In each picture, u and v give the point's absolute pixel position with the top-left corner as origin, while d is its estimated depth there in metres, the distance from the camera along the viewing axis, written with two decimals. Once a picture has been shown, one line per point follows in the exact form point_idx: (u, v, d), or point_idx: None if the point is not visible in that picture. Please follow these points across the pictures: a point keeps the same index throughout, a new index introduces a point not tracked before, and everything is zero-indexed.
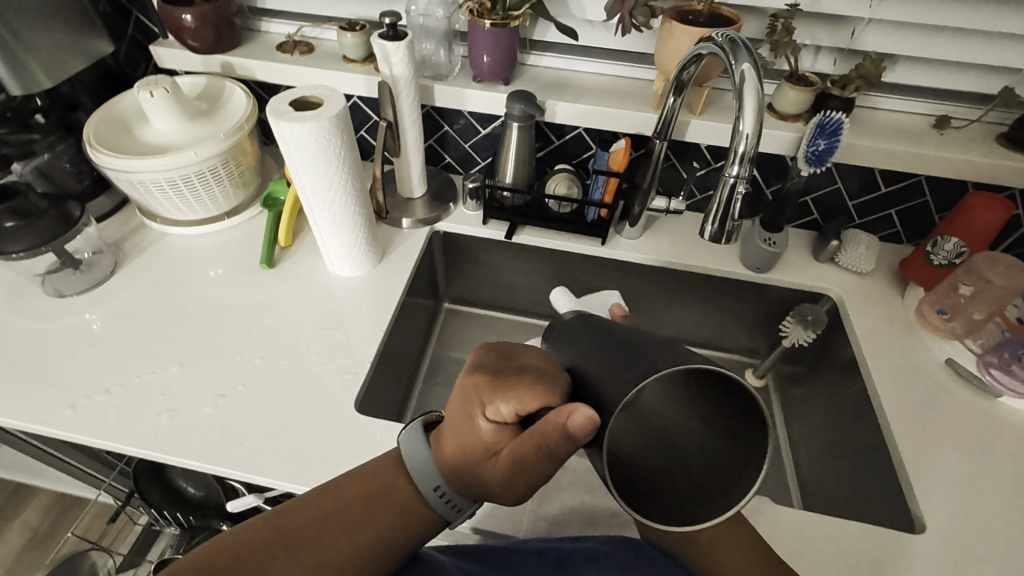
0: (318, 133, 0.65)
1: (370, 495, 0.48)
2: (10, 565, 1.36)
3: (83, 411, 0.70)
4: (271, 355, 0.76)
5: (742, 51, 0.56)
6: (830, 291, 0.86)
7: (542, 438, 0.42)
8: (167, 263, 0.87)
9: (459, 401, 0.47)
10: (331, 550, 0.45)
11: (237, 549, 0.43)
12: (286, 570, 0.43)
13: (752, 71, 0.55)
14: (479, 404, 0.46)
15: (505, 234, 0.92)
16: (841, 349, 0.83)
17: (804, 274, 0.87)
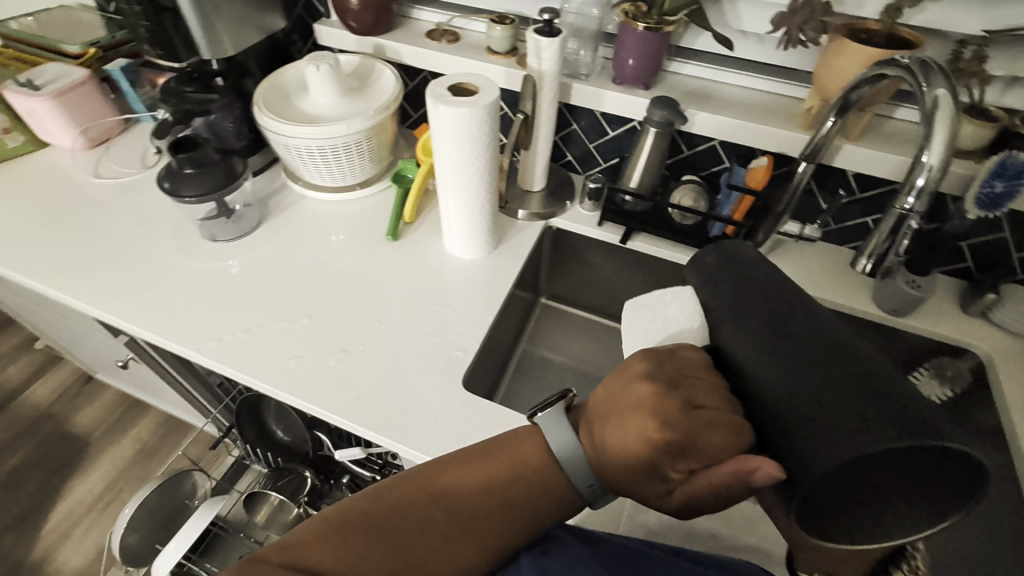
0: (471, 119, 0.68)
1: (518, 473, 0.50)
2: (122, 470, 1.54)
3: (225, 345, 0.77)
4: (389, 323, 0.80)
5: (937, 75, 0.52)
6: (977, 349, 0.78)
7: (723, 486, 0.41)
8: (304, 222, 0.95)
9: (632, 436, 0.45)
10: (480, 518, 0.48)
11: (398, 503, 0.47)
12: (440, 528, 0.47)
13: (949, 98, 0.50)
14: (651, 444, 0.44)
15: (620, 238, 0.91)
16: (981, 414, 0.75)
17: (947, 325, 0.80)
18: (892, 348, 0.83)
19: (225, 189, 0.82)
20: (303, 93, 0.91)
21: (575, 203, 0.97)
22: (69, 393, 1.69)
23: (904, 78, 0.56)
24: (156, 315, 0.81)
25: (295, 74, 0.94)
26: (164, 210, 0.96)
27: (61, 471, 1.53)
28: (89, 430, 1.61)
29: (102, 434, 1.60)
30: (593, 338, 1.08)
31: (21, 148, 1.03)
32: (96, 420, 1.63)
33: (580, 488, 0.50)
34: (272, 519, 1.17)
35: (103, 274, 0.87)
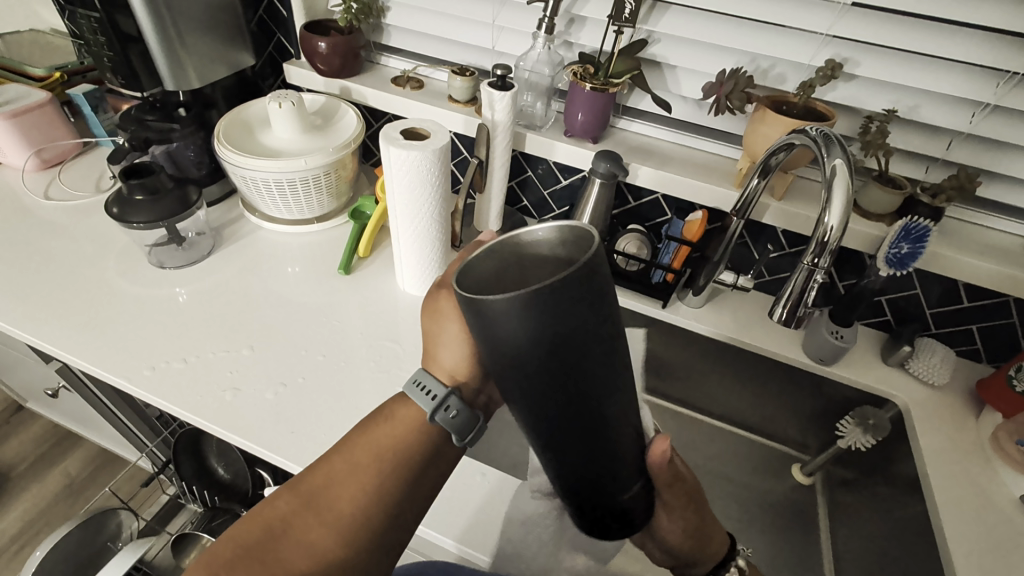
0: (420, 161, 0.71)
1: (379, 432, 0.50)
2: (43, 508, 1.43)
3: (160, 374, 0.76)
4: (333, 356, 0.80)
5: (836, 146, 0.58)
6: (896, 398, 0.82)
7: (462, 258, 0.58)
8: (255, 254, 0.94)
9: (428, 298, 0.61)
10: (357, 491, 0.47)
11: (268, 518, 0.46)
12: (315, 521, 0.46)
13: (845, 167, 0.56)
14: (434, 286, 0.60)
15: None
16: (902, 461, 0.79)
17: (870, 376, 0.85)
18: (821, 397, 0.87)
19: (175, 217, 0.82)
20: (266, 128, 0.93)
21: None
22: None
23: (812, 147, 0.62)
24: (91, 340, 0.79)
25: (260, 109, 0.96)
26: (114, 233, 0.95)
27: None
28: (11, 463, 1.50)
29: (26, 468, 1.50)
30: None
31: None
32: (21, 452, 1.53)
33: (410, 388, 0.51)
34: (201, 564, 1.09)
35: (41, 297, 0.84)
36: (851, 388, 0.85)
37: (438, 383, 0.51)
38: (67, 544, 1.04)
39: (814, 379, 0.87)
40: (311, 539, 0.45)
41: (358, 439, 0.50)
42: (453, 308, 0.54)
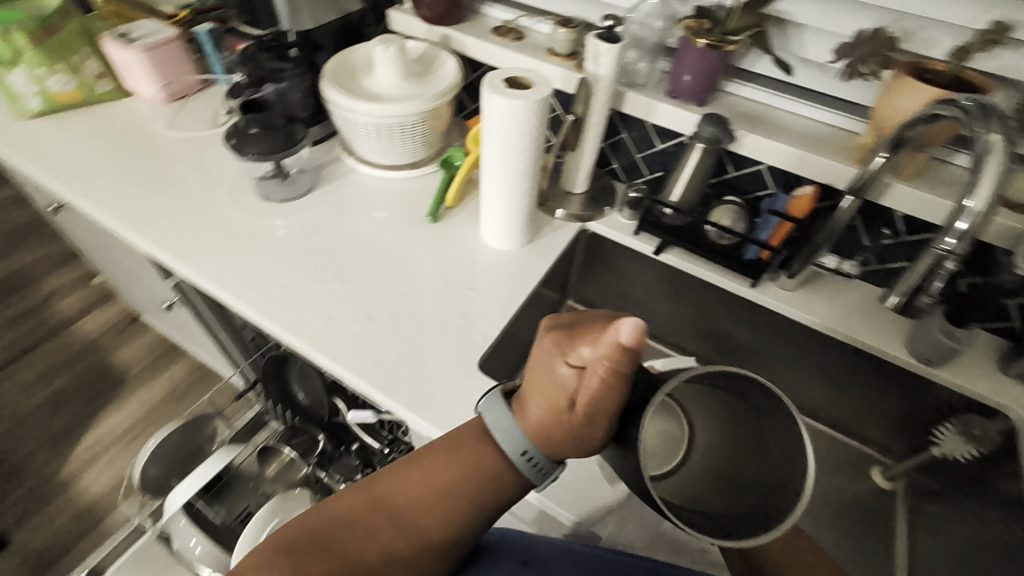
0: (519, 111, 0.70)
1: (468, 473, 0.51)
2: (151, 408, 1.62)
3: (264, 297, 0.82)
4: (416, 299, 0.83)
5: (994, 120, 0.51)
6: (1011, 412, 0.75)
7: (611, 360, 0.44)
8: (350, 195, 0.99)
9: (542, 357, 0.51)
10: (413, 522, 0.51)
11: (331, 520, 0.51)
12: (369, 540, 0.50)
13: (1002, 144, 0.50)
14: (551, 353, 0.50)
15: (653, 249, 0.93)
16: (1007, 479, 0.72)
17: (982, 384, 0.77)
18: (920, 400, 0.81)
19: (283, 154, 0.87)
20: (369, 72, 0.95)
21: (613, 210, 0.98)
22: (115, 328, 1.80)
23: (961, 121, 0.55)
24: (206, 261, 0.87)
25: (364, 53, 0.98)
26: (227, 165, 1.03)
27: (98, 399, 1.63)
28: (128, 365, 1.71)
29: (139, 371, 1.70)
30: None
31: (110, 94, 1.12)
32: (135, 358, 1.73)
33: (515, 456, 0.50)
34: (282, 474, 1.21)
35: (166, 218, 0.93)
36: (957, 394, 0.78)
37: (549, 459, 0.50)
38: (172, 440, 1.17)
39: (915, 380, 0.80)
40: (360, 552, 0.50)
41: (424, 466, 0.52)
42: (567, 377, 0.47)
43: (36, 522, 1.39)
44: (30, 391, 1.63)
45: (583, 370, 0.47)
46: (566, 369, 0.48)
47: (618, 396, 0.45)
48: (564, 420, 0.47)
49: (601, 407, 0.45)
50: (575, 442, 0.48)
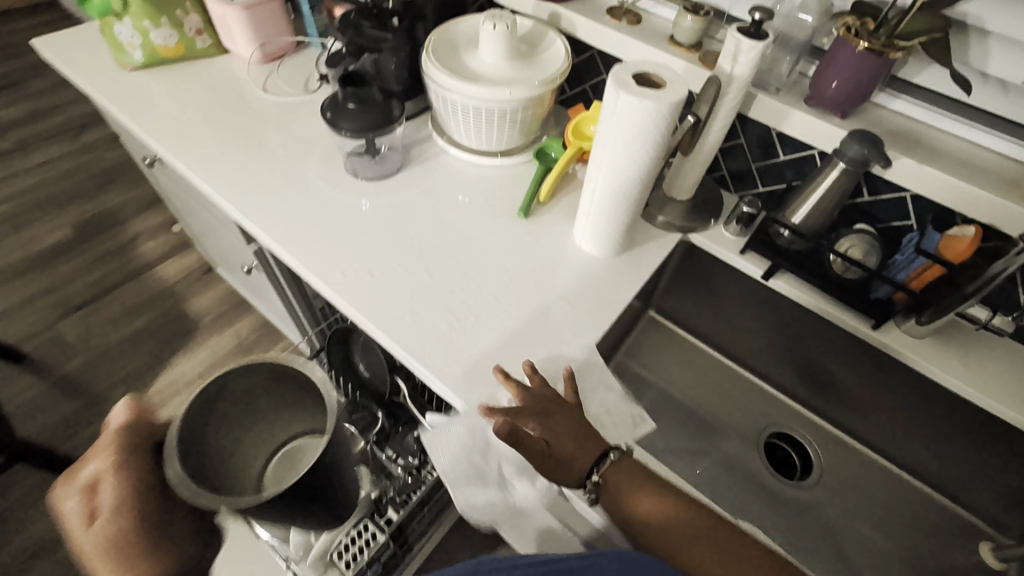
0: (649, 116, 0.61)
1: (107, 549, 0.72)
2: (220, 359, 1.70)
3: (349, 282, 0.80)
4: (503, 302, 0.79)
5: None
6: None
7: (137, 431, 0.78)
8: (438, 178, 0.94)
9: (76, 499, 0.74)
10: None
11: None
12: None
13: None
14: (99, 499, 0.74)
15: (761, 273, 0.85)
16: None
17: None
18: None
19: (378, 132, 0.83)
20: (473, 49, 0.89)
21: (719, 223, 0.91)
22: (190, 276, 1.87)
23: None
24: (293, 236, 0.85)
25: (466, 27, 0.92)
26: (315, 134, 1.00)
27: (172, 344, 1.72)
28: (200, 314, 1.79)
29: (210, 321, 1.77)
30: (696, 369, 1.03)
31: (208, 50, 1.10)
32: (208, 307, 1.81)
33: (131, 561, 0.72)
34: None
35: (254, 187, 0.92)
36: None
37: None
38: None
39: None
40: None
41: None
42: (109, 489, 0.74)
43: None
44: (113, 328, 1.74)
45: (94, 478, 0.75)
46: (93, 531, 0.72)
47: (118, 519, 0.72)
48: (117, 544, 0.72)
49: (126, 499, 0.73)
50: (147, 563, 0.73)
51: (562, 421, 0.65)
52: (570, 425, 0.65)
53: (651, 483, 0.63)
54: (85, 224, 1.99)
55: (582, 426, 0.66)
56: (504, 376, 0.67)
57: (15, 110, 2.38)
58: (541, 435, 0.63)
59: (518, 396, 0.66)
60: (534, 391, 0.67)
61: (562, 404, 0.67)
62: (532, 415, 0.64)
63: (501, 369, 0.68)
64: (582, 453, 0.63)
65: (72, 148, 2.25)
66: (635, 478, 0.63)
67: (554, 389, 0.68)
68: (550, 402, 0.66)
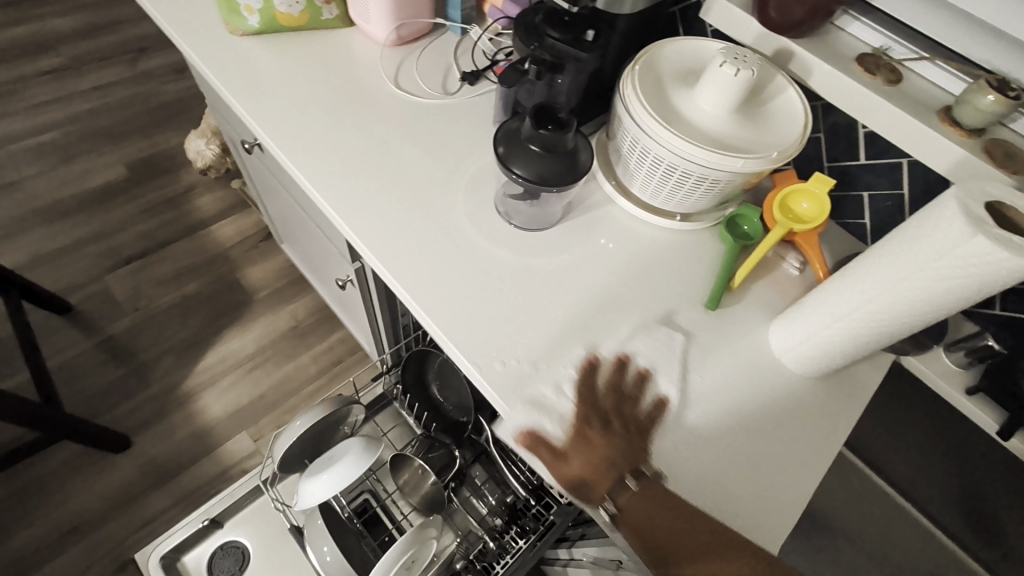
0: (1012, 276, 0.44)
1: None
2: (275, 339, 1.58)
3: (511, 375, 0.65)
4: (692, 430, 0.64)
5: None
6: None
7: None
8: (602, 236, 0.78)
9: None
10: None
11: None
12: None
13: None
14: None
15: (997, 429, 0.69)
16: None
17: None
18: None
19: (559, 185, 0.66)
20: (686, 89, 0.71)
21: (940, 345, 0.74)
22: (247, 242, 1.73)
23: None
24: (436, 296, 0.70)
25: (675, 56, 0.73)
26: (456, 149, 0.82)
27: (224, 317, 1.60)
28: (256, 287, 1.66)
29: (266, 296, 1.65)
30: None
31: (330, 22, 0.92)
32: (263, 280, 1.67)
33: None
34: (414, 488, 1.12)
35: (384, 214, 0.75)
36: None
37: None
38: (316, 425, 1.08)
39: None
40: None
41: None
42: None
43: (159, 431, 1.43)
44: (163, 291, 1.62)
45: None
46: None
47: None
48: None
49: None
50: None
51: (608, 443, 0.61)
52: (615, 453, 0.60)
53: (682, 511, 0.57)
54: (139, 165, 1.84)
55: (628, 451, 0.61)
56: (583, 375, 0.65)
57: (70, 20, 2.18)
58: (569, 442, 0.60)
59: (577, 405, 0.63)
60: (597, 400, 0.64)
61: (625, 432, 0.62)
62: (575, 420, 0.62)
63: (588, 358, 0.66)
64: (603, 485, 0.59)
65: (128, 74, 2.06)
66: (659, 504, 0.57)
67: (620, 404, 0.64)
68: (602, 410, 0.63)
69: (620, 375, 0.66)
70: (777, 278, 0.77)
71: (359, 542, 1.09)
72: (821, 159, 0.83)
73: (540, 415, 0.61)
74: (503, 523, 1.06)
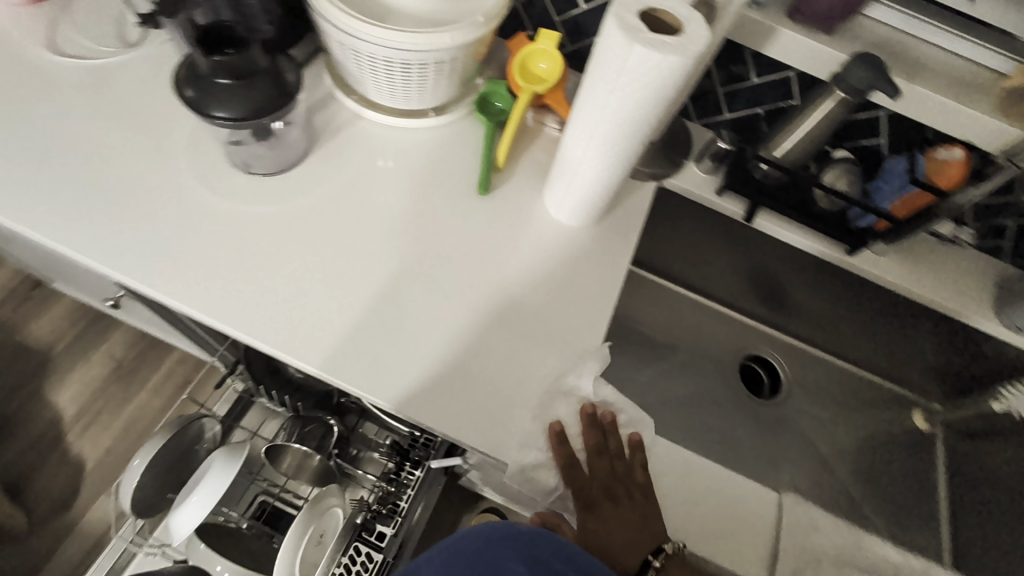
0: (672, 76, 0.48)
1: None
2: (98, 389, 1.37)
3: (298, 330, 0.61)
4: (491, 309, 0.66)
5: None
6: None
7: None
8: (366, 156, 0.73)
9: None
10: None
11: None
12: None
13: None
14: None
15: (743, 214, 0.80)
16: None
17: None
18: (976, 353, 0.84)
19: (273, 113, 0.59)
20: None
21: (691, 160, 0.82)
22: (13, 296, 1.43)
23: None
24: (187, 283, 0.62)
25: None
26: (162, 110, 0.70)
27: (22, 388, 1.35)
28: (47, 342, 1.40)
29: (65, 347, 1.40)
30: (675, 313, 0.98)
31: None
32: (54, 330, 1.41)
33: None
34: (300, 468, 1.05)
35: (94, 211, 0.64)
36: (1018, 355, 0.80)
37: None
38: (161, 457, 0.97)
39: (981, 339, 0.82)
40: None
41: None
42: None
43: None
44: None
45: None
46: None
47: None
48: None
49: None
50: None
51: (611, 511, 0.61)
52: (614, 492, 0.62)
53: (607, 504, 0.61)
54: None
55: (618, 524, 0.60)
56: (585, 433, 0.61)
57: None
58: (591, 476, 0.61)
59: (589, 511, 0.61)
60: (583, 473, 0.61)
61: (620, 484, 0.62)
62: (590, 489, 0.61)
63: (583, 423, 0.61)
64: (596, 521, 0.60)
65: None
66: (602, 535, 0.59)
67: (613, 455, 0.62)
68: (596, 480, 0.61)
69: (594, 429, 0.62)
70: (543, 144, 0.79)
71: (267, 541, 1.06)
72: (551, 16, 0.83)
73: (233, 291, 0.62)
74: (396, 464, 1.05)
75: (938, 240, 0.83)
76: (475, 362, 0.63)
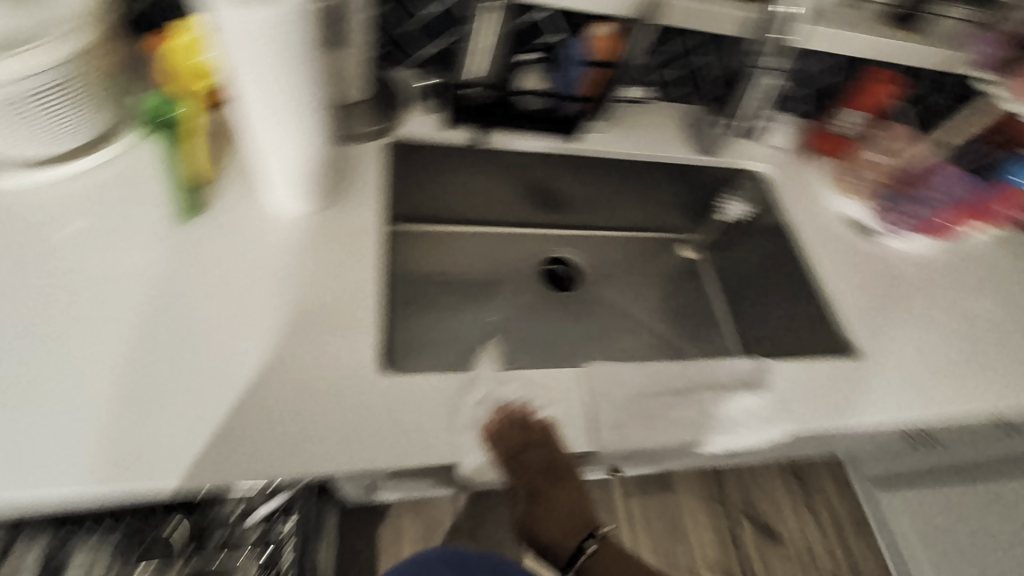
0: (282, 20, 0.47)
1: None
2: None
3: (22, 458, 0.51)
4: (254, 333, 0.61)
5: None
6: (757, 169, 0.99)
7: None
8: (42, 232, 0.65)
9: None
10: None
11: None
12: None
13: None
14: None
15: (475, 142, 0.83)
16: (766, 217, 1.00)
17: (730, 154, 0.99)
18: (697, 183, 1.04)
19: None
20: None
21: (409, 106, 0.84)
22: None
23: None
24: None
25: None
26: None
27: None
28: None
29: None
30: (469, 252, 1.05)
31: None
32: None
33: None
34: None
35: None
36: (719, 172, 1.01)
37: None
38: None
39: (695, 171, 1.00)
40: None
41: None
42: None
43: None
44: None
45: None
46: None
47: None
48: None
49: None
50: None
51: (555, 496, 0.68)
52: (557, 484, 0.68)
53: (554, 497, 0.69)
54: None
55: (568, 510, 0.69)
56: (510, 430, 0.61)
57: None
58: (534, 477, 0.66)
59: (546, 505, 0.69)
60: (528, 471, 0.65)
61: (556, 468, 0.66)
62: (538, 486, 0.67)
63: (508, 415, 0.62)
64: (547, 514, 0.69)
65: None
66: (553, 521, 0.69)
67: (539, 442, 0.62)
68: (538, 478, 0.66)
69: (523, 427, 0.62)
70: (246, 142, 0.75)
71: None
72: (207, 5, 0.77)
73: None
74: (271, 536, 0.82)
75: (631, 102, 0.98)
76: (256, 392, 0.57)
